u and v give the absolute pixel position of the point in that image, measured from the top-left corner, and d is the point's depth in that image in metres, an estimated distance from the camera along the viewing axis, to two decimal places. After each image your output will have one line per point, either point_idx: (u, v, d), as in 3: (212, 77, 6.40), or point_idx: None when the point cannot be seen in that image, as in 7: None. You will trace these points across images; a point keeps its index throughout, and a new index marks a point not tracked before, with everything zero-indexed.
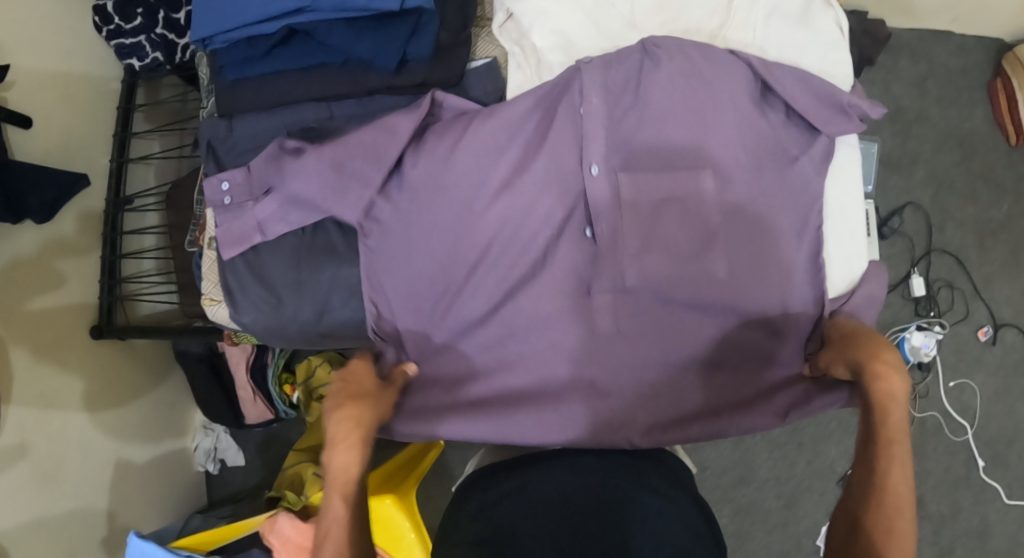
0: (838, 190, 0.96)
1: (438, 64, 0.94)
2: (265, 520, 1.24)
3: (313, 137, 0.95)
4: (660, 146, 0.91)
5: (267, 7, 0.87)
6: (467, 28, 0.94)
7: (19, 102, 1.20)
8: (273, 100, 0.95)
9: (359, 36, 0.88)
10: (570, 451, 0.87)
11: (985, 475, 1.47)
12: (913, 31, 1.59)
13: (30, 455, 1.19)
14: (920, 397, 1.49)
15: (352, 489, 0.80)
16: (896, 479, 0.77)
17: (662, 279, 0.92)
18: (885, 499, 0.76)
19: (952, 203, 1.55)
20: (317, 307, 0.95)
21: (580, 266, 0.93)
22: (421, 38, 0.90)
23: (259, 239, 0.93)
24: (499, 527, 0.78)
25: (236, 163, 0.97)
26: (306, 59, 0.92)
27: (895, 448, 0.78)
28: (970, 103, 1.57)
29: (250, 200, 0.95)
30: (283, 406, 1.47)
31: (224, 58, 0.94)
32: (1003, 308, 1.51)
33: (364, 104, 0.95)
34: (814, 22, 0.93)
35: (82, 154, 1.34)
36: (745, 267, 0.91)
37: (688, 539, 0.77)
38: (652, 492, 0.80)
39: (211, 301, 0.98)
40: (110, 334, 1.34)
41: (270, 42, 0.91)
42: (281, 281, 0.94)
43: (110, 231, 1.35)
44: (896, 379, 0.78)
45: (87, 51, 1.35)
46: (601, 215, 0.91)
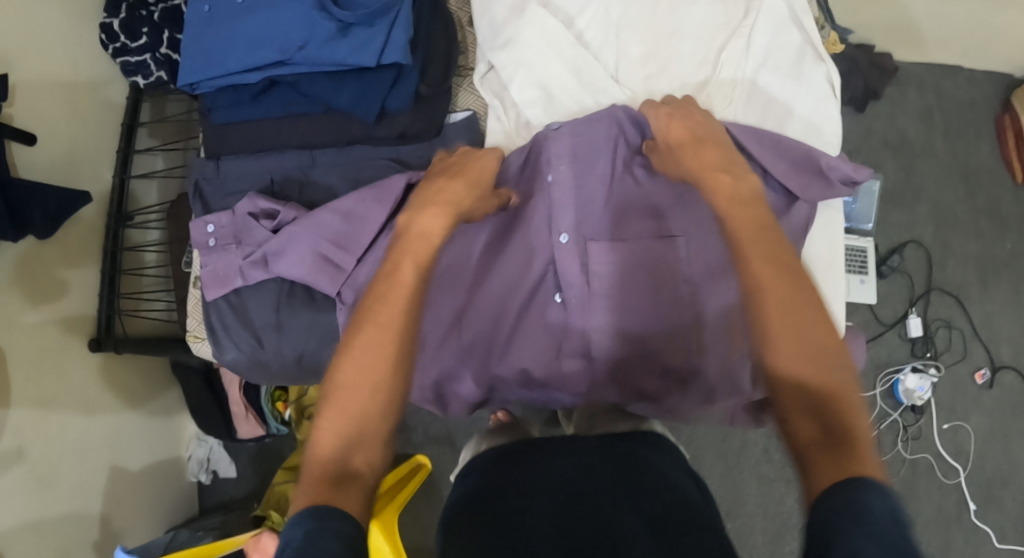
0: (822, 257, 0.93)
1: (418, 116, 0.95)
2: (249, 538, 1.26)
3: (294, 186, 0.96)
4: (626, 214, 0.93)
5: (250, 59, 0.91)
6: (448, 79, 0.95)
7: (24, 117, 1.18)
8: (257, 144, 0.96)
9: (339, 86, 0.91)
10: (551, 441, 0.86)
11: (977, 518, 1.44)
12: (922, 63, 1.56)
13: (27, 459, 1.19)
14: (911, 440, 1.46)
15: (430, 258, 0.78)
16: (817, 338, 0.67)
17: (631, 344, 0.92)
18: (814, 354, 0.66)
19: (955, 240, 1.51)
20: (297, 351, 0.92)
21: (552, 331, 0.94)
22: (399, 89, 0.91)
23: (241, 282, 0.91)
24: (496, 513, 0.73)
25: (222, 204, 0.97)
26: (289, 107, 0.95)
27: (799, 302, 0.68)
28: (977, 137, 1.55)
29: (232, 242, 0.92)
30: (275, 422, 1.49)
31: (212, 102, 0.96)
32: (1003, 349, 1.48)
33: (345, 152, 0.95)
34: (803, 77, 0.92)
35: (85, 164, 1.31)
36: (714, 338, 0.90)
37: (672, 514, 0.70)
38: (631, 491, 0.73)
39: (195, 339, 0.99)
40: (108, 347, 1.33)
41: (253, 90, 0.93)
42: (260, 320, 0.92)
43: (111, 244, 1.34)
44: (750, 210, 0.74)
45: (92, 61, 1.31)
46: (569, 280, 0.91)
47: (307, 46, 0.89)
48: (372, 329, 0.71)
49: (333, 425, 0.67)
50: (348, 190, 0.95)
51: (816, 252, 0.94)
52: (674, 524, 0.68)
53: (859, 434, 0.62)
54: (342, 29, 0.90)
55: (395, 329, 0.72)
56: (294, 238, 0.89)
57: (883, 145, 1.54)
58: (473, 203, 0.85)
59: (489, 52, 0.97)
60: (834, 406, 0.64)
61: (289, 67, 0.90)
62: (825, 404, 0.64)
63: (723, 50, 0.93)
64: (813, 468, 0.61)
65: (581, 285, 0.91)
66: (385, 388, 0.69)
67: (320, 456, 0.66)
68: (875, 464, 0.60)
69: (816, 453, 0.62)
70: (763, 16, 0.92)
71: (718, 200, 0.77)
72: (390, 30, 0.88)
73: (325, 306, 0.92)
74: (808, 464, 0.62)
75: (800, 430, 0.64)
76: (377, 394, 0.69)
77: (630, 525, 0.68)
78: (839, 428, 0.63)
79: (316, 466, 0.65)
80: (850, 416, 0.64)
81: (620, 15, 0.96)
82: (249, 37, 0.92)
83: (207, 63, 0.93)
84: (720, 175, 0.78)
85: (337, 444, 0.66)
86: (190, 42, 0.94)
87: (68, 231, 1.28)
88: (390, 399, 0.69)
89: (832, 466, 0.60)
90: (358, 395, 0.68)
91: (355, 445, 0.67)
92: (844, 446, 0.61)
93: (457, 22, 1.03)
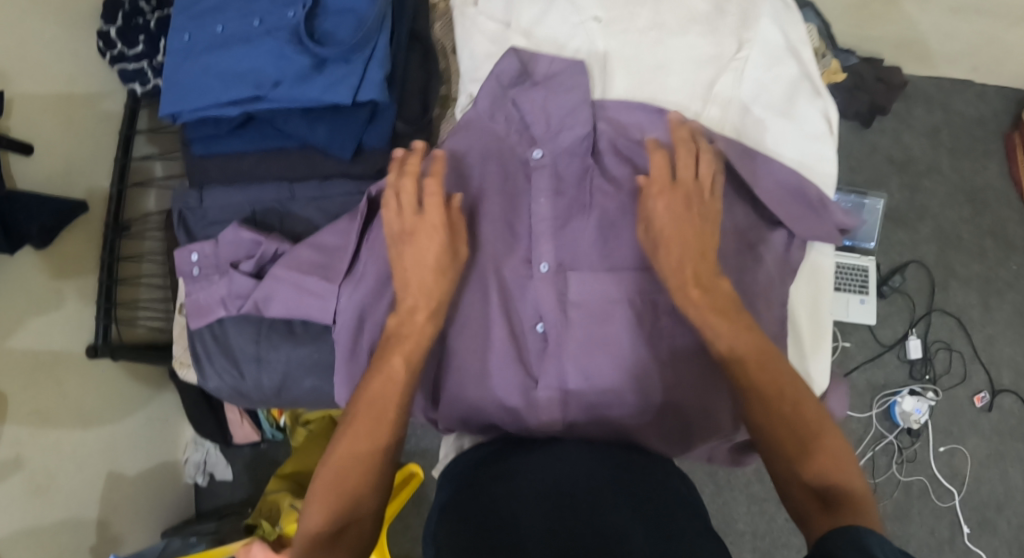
0: (806, 303, 0.91)
1: (394, 152, 0.96)
2: (240, 547, 1.28)
3: (275, 217, 0.97)
4: (608, 248, 0.88)
5: (227, 94, 0.92)
6: (426, 114, 0.97)
7: (21, 130, 1.17)
8: (236, 176, 0.98)
9: (315, 125, 0.92)
10: (535, 449, 0.83)
11: (971, 541, 1.42)
12: (931, 78, 1.52)
13: (25, 467, 1.18)
14: (906, 462, 1.44)
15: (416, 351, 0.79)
16: (804, 403, 0.72)
17: (616, 382, 0.87)
18: (802, 419, 0.71)
19: (958, 260, 1.49)
20: (276, 383, 0.94)
21: (528, 359, 0.90)
22: (375, 126, 0.92)
23: (223, 312, 0.94)
24: (493, 521, 0.71)
25: (205, 233, 0.99)
26: (268, 141, 0.97)
27: (775, 378, 0.73)
28: (985, 155, 1.51)
29: (216, 272, 0.95)
30: (270, 428, 1.51)
31: (192, 133, 0.97)
32: (1003, 372, 1.45)
33: (323, 188, 0.96)
34: (797, 114, 0.91)
35: (82, 176, 1.29)
36: (702, 385, 0.86)
37: (659, 507, 0.71)
38: (626, 488, 0.74)
39: (181, 364, 1.02)
40: (104, 354, 1.31)
41: (232, 125, 0.95)
42: (241, 352, 0.94)
43: (108, 255, 1.31)
44: (704, 298, 0.76)
45: (88, 75, 1.30)
46: (547, 308, 0.87)
47: (282, 83, 0.90)
48: (357, 427, 0.75)
49: (318, 507, 0.73)
50: (326, 223, 0.96)
51: (801, 295, 0.91)
52: (663, 519, 0.69)
53: (854, 488, 0.69)
54: (318, 64, 0.89)
55: (375, 427, 0.75)
56: (275, 282, 0.88)
57: (888, 163, 1.52)
58: (442, 280, 0.80)
59: (470, 84, 0.95)
60: (804, 433, 0.71)
61: (265, 104, 0.91)
62: (814, 469, 0.70)
63: (715, 84, 0.92)
64: (814, 523, 0.68)
65: (558, 316, 0.87)
66: (367, 473, 0.74)
67: (311, 532, 0.73)
68: (869, 517, 0.67)
69: (815, 510, 0.69)
70: (756, 49, 0.91)
71: (673, 264, 0.78)
72: (365, 69, 0.88)
73: (305, 339, 0.94)
74: (810, 517, 0.69)
75: (800, 500, 0.70)
76: (364, 476, 0.74)
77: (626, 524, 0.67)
78: (837, 484, 0.69)
79: (306, 540, 0.73)
80: (847, 475, 0.70)
81: (607, 46, 0.94)
82: (226, 70, 0.93)
83: (189, 96, 0.95)
84: (692, 248, 0.78)
85: (323, 519, 0.73)
86: (171, 76, 0.96)
87: (65, 240, 1.25)
88: (371, 478, 0.74)
89: (830, 520, 0.67)
90: (347, 477, 0.74)
91: (345, 519, 0.74)
92: (803, 453, 0.71)
93: (440, 51, 1.02)
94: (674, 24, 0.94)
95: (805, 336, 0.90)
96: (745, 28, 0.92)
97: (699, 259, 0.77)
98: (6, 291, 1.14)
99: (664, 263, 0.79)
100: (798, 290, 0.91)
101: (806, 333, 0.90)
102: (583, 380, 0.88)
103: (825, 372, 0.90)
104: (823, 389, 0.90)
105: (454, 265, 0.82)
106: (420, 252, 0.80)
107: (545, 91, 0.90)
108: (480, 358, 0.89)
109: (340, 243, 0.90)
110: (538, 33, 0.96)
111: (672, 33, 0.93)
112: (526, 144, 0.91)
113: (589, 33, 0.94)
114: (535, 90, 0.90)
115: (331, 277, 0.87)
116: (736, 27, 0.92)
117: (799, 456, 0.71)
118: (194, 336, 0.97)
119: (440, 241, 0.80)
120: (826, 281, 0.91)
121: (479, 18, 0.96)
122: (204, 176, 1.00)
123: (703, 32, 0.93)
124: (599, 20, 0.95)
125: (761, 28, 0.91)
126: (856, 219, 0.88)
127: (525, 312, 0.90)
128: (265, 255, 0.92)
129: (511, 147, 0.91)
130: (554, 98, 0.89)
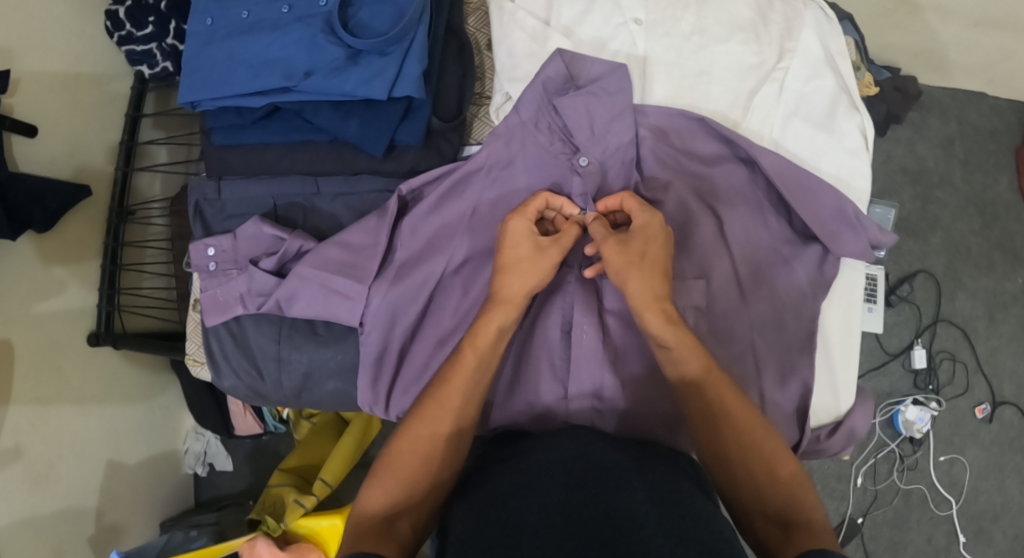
0: (837, 321, 0.92)
1: (426, 149, 0.93)
2: (244, 544, 1.26)
3: (298, 212, 0.97)
4: None
5: (254, 84, 0.89)
6: (461, 111, 0.94)
7: (26, 110, 1.10)
8: (261, 169, 0.96)
9: (346, 119, 0.89)
10: (545, 436, 0.83)
11: (967, 550, 1.43)
12: (946, 88, 1.52)
13: (25, 456, 1.13)
14: (907, 470, 1.45)
15: (490, 348, 0.79)
16: (767, 446, 0.73)
17: (644, 388, 0.88)
18: (760, 455, 0.72)
19: (965, 272, 1.49)
20: (297, 384, 0.93)
21: (558, 367, 0.91)
22: (409, 124, 0.89)
23: (242, 311, 0.92)
24: (506, 517, 0.70)
25: (222, 227, 0.98)
26: (295, 134, 0.93)
27: (734, 404, 0.74)
28: (996, 168, 1.52)
29: (233, 267, 0.93)
30: (273, 419, 1.46)
31: (214, 123, 0.94)
32: (1005, 385, 1.47)
33: (351, 183, 0.96)
34: (837, 128, 0.92)
35: (88, 159, 1.22)
36: None
37: (678, 494, 0.72)
38: (642, 473, 0.74)
39: (194, 362, 1.02)
40: (106, 343, 1.25)
41: (257, 115, 0.92)
42: (261, 353, 0.93)
43: (112, 240, 1.24)
44: (670, 326, 0.76)
45: (99, 55, 1.24)
46: (582, 317, 0.89)
47: (313, 74, 0.87)
48: (431, 408, 0.76)
49: (379, 490, 0.73)
50: (352, 220, 0.97)
51: (833, 312, 0.92)
52: (682, 505, 0.70)
53: (814, 518, 0.69)
54: (352, 56, 0.88)
55: (456, 410, 0.77)
56: (302, 281, 0.87)
57: (901, 172, 1.52)
58: (544, 268, 0.81)
59: (505, 82, 0.95)
60: (763, 466, 0.72)
61: (294, 95, 0.88)
62: (776, 501, 0.70)
63: (756, 92, 0.93)
64: (774, 551, 0.68)
65: (596, 322, 0.89)
66: (432, 458, 0.74)
67: (366, 513, 0.72)
68: (826, 537, 0.68)
69: (776, 537, 0.69)
70: (797, 60, 0.93)
71: (641, 294, 0.77)
72: (401, 62, 0.86)
73: (330, 340, 0.93)
74: (771, 544, 0.69)
75: (761, 530, 0.71)
76: (427, 463, 0.74)
77: (643, 512, 0.67)
78: (796, 511, 0.70)
79: (360, 524, 0.71)
80: (805, 499, 0.71)
81: (648, 49, 0.95)
82: (255, 60, 0.90)
83: (212, 84, 0.91)
84: (655, 274, 0.78)
85: (383, 505, 0.72)
86: (196, 63, 0.93)
87: (67, 224, 1.19)
88: (440, 468, 0.75)
89: (793, 547, 0.67)
90: (409, 463, 0.74)
91: (399, 508, 0.72)
92: (766, 477, 0.71)
93: (475, 45, 1.00)
94: (718, 30, 0.95)
95: (834, 349, 0.92)
96: (787, 39, 0.94)
97: (661, 279, 0.78)
98: (5, 277, 1.08)
99: (630, 294, 0.78)
100: (829, 308, 0.92)
101: (836, 349, 0.92)
102: (618, 385, 0.88)
103: (851, 387, 0.92)
104: (850, 404, 0.92)
105: (543, 263, 0.81)
106: (515, 259, 0.81)
107: (589, 97, 0.88)
108: (511, 357, 0.91)
109: (367, 241, 0.89)
110: (579, 33, 0.96)
111: (714, 40, 0.95)
112: (570, 152, 0.90)
113: (631, 34, 0.95)
114: (579, 97, 0.87)
115: (361, 278, 0.87)
116: (778, 36, 0.94)
117: (754, 492, 0.72)
118: (209, 334, 0.94)
119: (529, 222, 0.82)
120: (856, 298, 0.92)
121: (517, 14, 0.94)
122: (225, 167, 0.98)
123: (746, 39, 0.94)
124: (640, 22, 0.95)
125: (803, 38, 0.94)
126: (890, 236, 0.89)
127: (557, 317, 0.91)
128: (288, 252, 0.90)
129: (554, 155, 0.89)
130: (599, 104, 0.88)
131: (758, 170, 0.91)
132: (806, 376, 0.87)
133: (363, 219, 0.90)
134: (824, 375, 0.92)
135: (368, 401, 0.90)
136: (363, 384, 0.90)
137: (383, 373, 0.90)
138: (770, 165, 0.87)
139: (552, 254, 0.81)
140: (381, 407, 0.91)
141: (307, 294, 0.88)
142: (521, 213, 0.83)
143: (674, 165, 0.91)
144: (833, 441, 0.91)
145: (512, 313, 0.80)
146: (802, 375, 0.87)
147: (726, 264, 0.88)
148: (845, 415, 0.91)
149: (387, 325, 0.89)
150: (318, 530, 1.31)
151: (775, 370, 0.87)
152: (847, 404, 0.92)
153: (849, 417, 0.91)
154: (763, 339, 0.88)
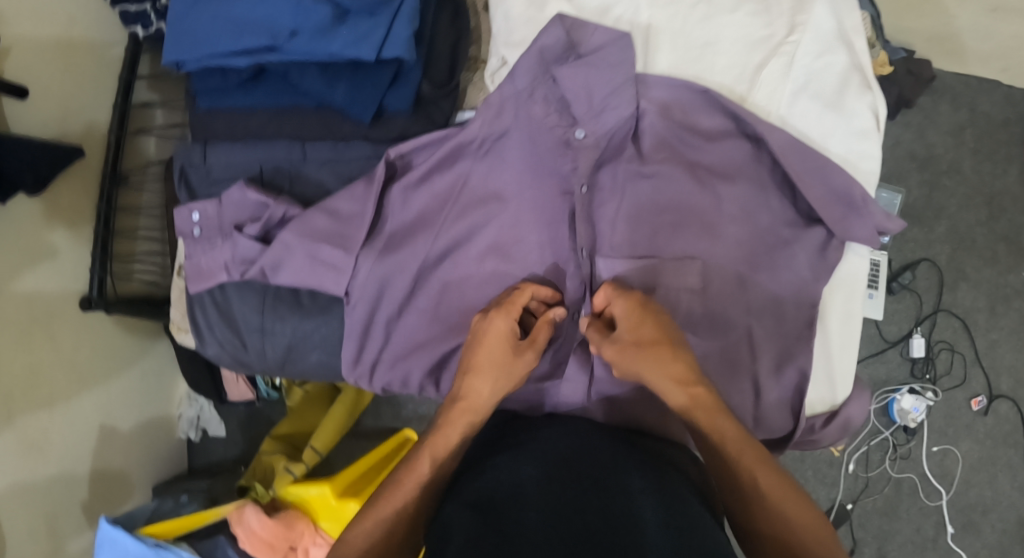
0: (836, 305, 0.91)
1: (416, 117, 0.92)
2: (233, 510, 1.27)
3: (284, 177, 0.95)
4: (633, 236, 0.89)
5: (237, 44, 0.87)
6: (453, 78, 0.93)
7: (17, 72, 1.07)
8: (247, 133, 0.96)
9: (333, 83, 0.88)
10: (541, 433, 0.80)
11: (954, 541, 1.43)
12: (960, 74, 1.48)
13: (15, 423, 1.12)
14: (900, 458, 1.45)
15: (449, 457, 0.77)
16: (786, 503, 0.68)
17: None
18: (773, 505, 0.68)
19: (969, 263, 1.47)
20: (281, 355, 0.94)
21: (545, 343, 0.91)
22: (398, 90, 0.88)
23: (224, 278, 0.93)
24: (506, 513, 0.65)
25: (208, 193, 0.98)
26: (281, 98, 0.94)
27: (753, 467, 0.70)
28: (1007, 159, 1.48)
29: (217, 233, 0.93)
30: (266, 387, 1.43)
31: (197, 85, 0.95)
32: (1002, 379, 1.44)
33: (339, 149, 0.94)
34: (845, 107, 0.89)
35: (81, 118, 1.19)
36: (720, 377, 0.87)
37: (678, 496, 0.69)
38: (644, 471, 0.72)
39: (179, 329, 1.03)
40: (99, 308, 1.21)
41: (242, 77, 0.93)
42: (246, 322, 0.93)
43: (105, 204, 1.21)
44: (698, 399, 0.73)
45: (91, 14, 1.20)
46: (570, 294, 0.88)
47: (298, 36, 0.86)
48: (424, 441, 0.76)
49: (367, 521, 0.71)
50: (339, 186, 0.95)
51: (834, 298, 0.91)
52: (681, 505, 0.67)
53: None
54: (339, 16, 0.86)
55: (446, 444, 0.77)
56: (288, 249, 0.87)
57: (909, 159, 1.49)
58: (518, 369, 0.80)
59: (503, 47, 0.93)
60: (781, 518, 0.68)
61: (279, 55, 0.87)
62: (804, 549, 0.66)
63: (763, 68, 0.90)
64: None
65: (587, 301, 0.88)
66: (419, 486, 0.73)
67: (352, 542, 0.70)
68: None
69: None
70: (808, 34, 0.90)
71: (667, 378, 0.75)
72: (391, 23, 0.84)
73: (314, 312, 0.93)
74: None
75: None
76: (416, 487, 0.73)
77: (641, 508, 0.65)
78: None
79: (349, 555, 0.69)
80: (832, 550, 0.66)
81: (651, 18, 0.92)
82: (242, 19, 0.88)
83: (197, 44, 0.90)
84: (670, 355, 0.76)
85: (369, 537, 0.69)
86: (181, 20, 0.90)
87: (60, 187, 1.16)
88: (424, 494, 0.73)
89: None
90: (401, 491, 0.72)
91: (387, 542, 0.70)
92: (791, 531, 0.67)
93: (472, 7, 0.98)
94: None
95: (833, 336, 0.91)
96: (799, 11, 0.90)
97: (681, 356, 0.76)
98: None
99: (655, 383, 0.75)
100: (830, 293, 0.91)
101: (835, 336, 0.91)
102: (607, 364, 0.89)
103: (848, 377, 0.91)
104: (846, 395, 0.91)
105: (516, 367, 0.80)
106: (491, 363, 0.80)
107: (588, 68, 0.85)
108: None
109: (355, 210, 0.88)
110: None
111: (722, 10, 0.92)
112: (567, 124, 0.86)
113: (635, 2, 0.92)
114: (577, 67, 0.84)
115: (348, 247, 0.87)
116: (790, 8, 0.90)
117: (780, 527, 0.67)
118: (194, 303, 0.95)
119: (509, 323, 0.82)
120: (858, 286, 0.91)
121: None
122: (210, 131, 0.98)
123: (755, 10, 0.91)
124: None
125: (816, 11, 0.89)
126: (898, 223, 0.87)
127: None
128: (273, 219, 0.90)
129: (549, 127, 0.86)
130: (598, 75, 0.85)
131: (763, 147, 0.88)
132: (802, 364, 0.86)
133: (350, 187, 0.89)
134: (822, 365, 0.91)
135: (353, 370, 0.92)
136: (347, 354, 0.92)
137: (371, 343, 0.91)
138: (776, 143, 0.85)
139: (526, 357, 0.81)
140: (365, 377, 0.93)
141: (290, 261, 0.87)
142: (502, 312, 0.82)
143: (672, 140, 0.89)
144: (828, 431, 0.90)
145: (472, 422, 0.79)
146: (799, 363, 0.87)
147: (725, 246, 0.87)
148: (841, 405, 0.91)
149: (374, 298, 0.90)
150: (307, 498, 1.30)
151: (772, 357, 0.87)
152: (840, 394, 0.91)
153: (844, 408, 0.91)
154: (760, 325, 0.87)
